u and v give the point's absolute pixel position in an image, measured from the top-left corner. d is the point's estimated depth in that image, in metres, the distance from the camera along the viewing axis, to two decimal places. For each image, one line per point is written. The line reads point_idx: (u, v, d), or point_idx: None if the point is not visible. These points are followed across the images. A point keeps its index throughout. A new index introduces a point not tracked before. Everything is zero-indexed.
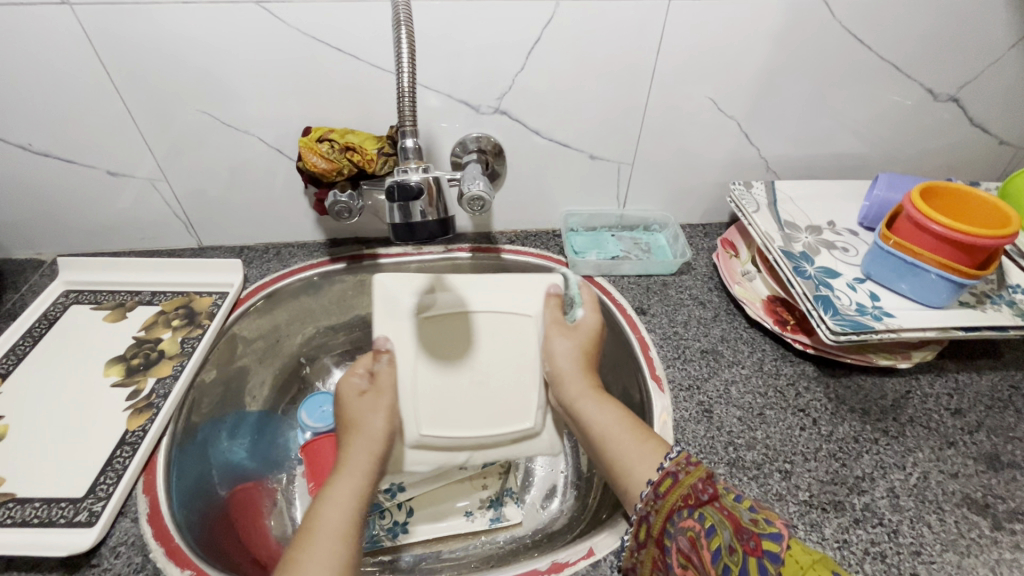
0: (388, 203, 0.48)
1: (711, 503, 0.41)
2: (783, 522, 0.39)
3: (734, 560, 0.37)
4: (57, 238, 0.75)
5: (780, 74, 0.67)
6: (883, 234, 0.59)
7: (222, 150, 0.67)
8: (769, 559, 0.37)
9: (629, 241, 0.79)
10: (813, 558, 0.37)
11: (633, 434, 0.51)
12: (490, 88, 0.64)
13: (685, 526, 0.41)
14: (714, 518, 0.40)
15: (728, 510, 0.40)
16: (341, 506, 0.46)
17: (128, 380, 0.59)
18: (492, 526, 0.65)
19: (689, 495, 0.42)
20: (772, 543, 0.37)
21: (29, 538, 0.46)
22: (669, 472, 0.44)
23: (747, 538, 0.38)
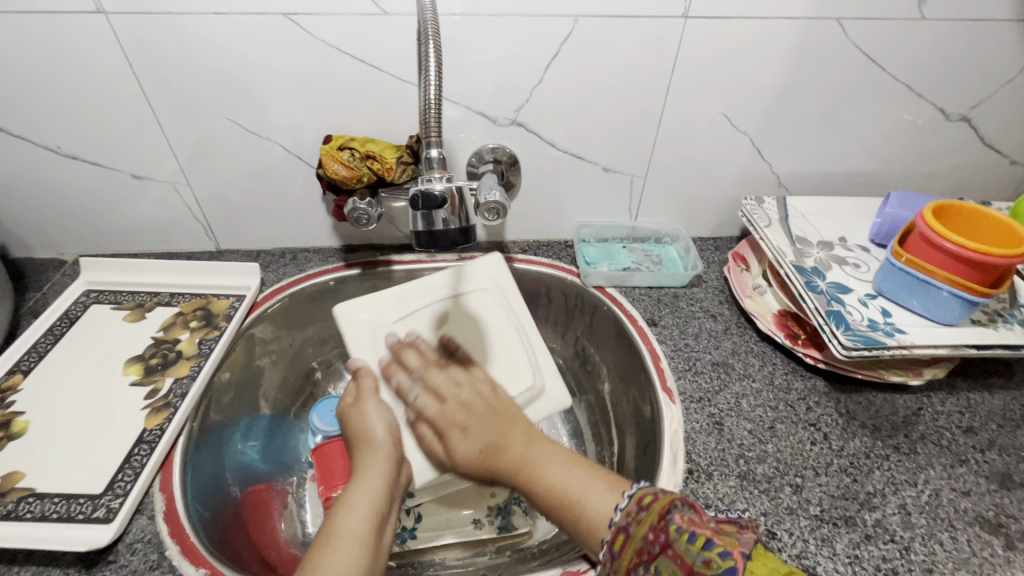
0: (411, 211, 0.49)
1: (662, 552, 0.38)
2: (736, 554, 0.36)
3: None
4: (79, 239, 0.77)
5: (792, 92, 0.68)
6: (895, 251, 0.60)
7: (244, 156, 0.68)
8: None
9: (640, 253, 0.80)
10: None
11: (582, 483, 0.47)
12: (507, 101, 0.66)
13: None
14: (667, 569, 0.37)
15: (677, 557, 0.37)
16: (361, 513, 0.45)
17: (146, 380, 0.59)
18: (499, 535, 0.64)
19: (642, 550, 0.40)
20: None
21: (48, 533, 0.46)
22: (620, 528, 0.42)
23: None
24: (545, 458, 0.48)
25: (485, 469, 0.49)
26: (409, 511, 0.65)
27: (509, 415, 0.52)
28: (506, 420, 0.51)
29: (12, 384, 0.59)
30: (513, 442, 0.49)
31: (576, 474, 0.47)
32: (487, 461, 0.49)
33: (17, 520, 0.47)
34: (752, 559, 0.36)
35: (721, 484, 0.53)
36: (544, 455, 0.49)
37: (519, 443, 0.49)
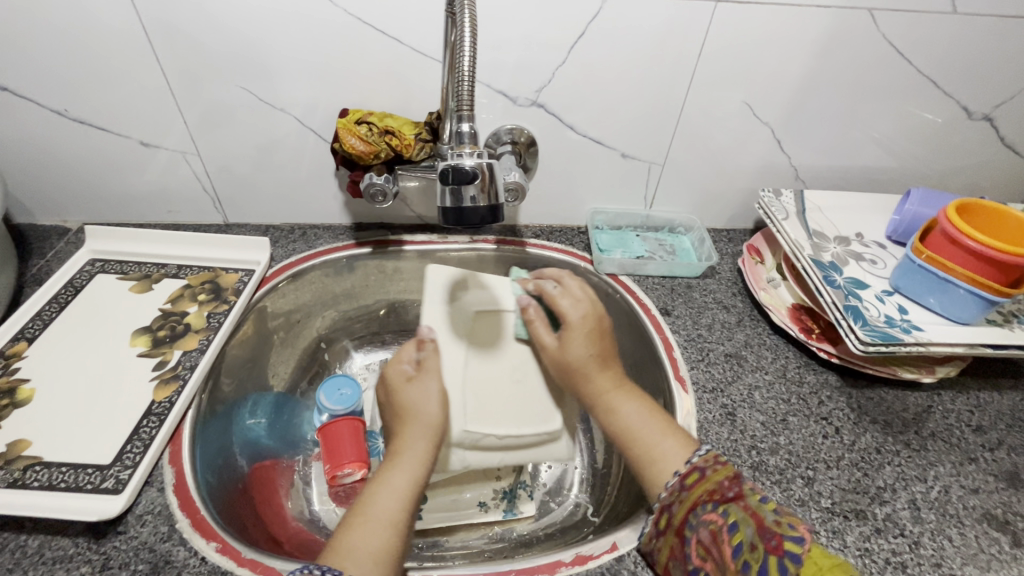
0: (440, 186, 0.48)
1: (737, 500, 0.42)
2: (805, 526, 0.40)
3: (754, 558, 0.39)
4: (84, 206, 0.75)
5: (818, 83, 0.67)
6: (916, 248, 0.60)
7: (257, 127, 0.67)
8: (790, 559, 0.37)
9: (654, 242, 0.79)
10: (834, 562, 0.37)
11: (656, 430, 0.50)
12: (529, 80, 0.64)
13: (707, 519, 0.42)
14: (738, 515, 0.41)
15: (753, 510, 0.41)
16: (395, 499, 0.45)
17: (154, 351, 0.58)
18: (504, 518, 0.64)
19: (715, 491, 0.43)
20: (794, 544, 0.38)
21: (56, 502, 0.46)
22: (694, 467, 0.46)
23: (769, 538, 0.39)
24: (628, 393, 0.53)
25: (575, 373, 0.54)
26: None
27: (609, 343, 0.56)
28: (610, 347, 0.56)
29: (17, 351, 0.57)
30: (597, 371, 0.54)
31: (650, 420, 0.51)
32: (580, 374, 0.54)
33: (24, 488, 0.46)
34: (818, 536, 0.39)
35: None
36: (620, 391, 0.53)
37: (607, 381, 0.54)
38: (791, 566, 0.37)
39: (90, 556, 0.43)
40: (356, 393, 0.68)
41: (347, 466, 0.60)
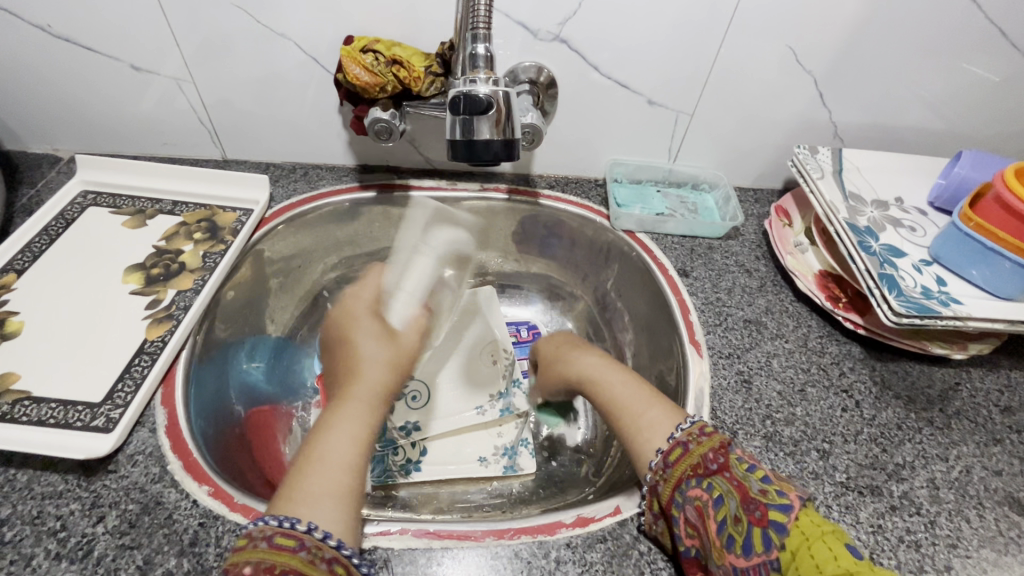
0: (451, 116, 0.46)
1: (721, 472, 0.39)
2: (796, 494, 0.36)
3: (738, 532, 0.36)
4: (76, 135, 0.71)
5: (873, 28, 0.60)
6: (964, 214, 0.55)
7: (255, 54, 0.62)
8: (774, 530, 0.34)
9: (675, 198, 0.74)
10: (824, 530, 0.34)
11: (643, 403, 0.47)
12: (552, 12, 0.58)
13: (692, 495, 0.39)
14: (722, 488, 0.38)
15: (737, 480, 0.38)
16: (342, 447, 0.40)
17: (147, 289, 0.56)
18: (504, 473, 0.62)
19: (699, 465, 0.40)
20: (780, 514, 0.35)
21: (46, 438, 0.44)
22: (677, 442, 0.42)
23: (753, 509, 0.36)
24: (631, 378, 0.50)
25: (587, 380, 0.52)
26: (414, 444, 0.63)
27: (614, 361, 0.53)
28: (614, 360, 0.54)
29: (6, 283, 0.55)
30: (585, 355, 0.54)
31: (641, 396, 0.48)
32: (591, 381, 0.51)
33: (12, 422, 0.45)
34: (809, 505, 0.36)
35: (746, 443, 0.51)
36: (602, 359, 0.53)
37: (590, 362, 0.53)
38: (775, 539, 0.34)
39: (79, 494, 0.42)
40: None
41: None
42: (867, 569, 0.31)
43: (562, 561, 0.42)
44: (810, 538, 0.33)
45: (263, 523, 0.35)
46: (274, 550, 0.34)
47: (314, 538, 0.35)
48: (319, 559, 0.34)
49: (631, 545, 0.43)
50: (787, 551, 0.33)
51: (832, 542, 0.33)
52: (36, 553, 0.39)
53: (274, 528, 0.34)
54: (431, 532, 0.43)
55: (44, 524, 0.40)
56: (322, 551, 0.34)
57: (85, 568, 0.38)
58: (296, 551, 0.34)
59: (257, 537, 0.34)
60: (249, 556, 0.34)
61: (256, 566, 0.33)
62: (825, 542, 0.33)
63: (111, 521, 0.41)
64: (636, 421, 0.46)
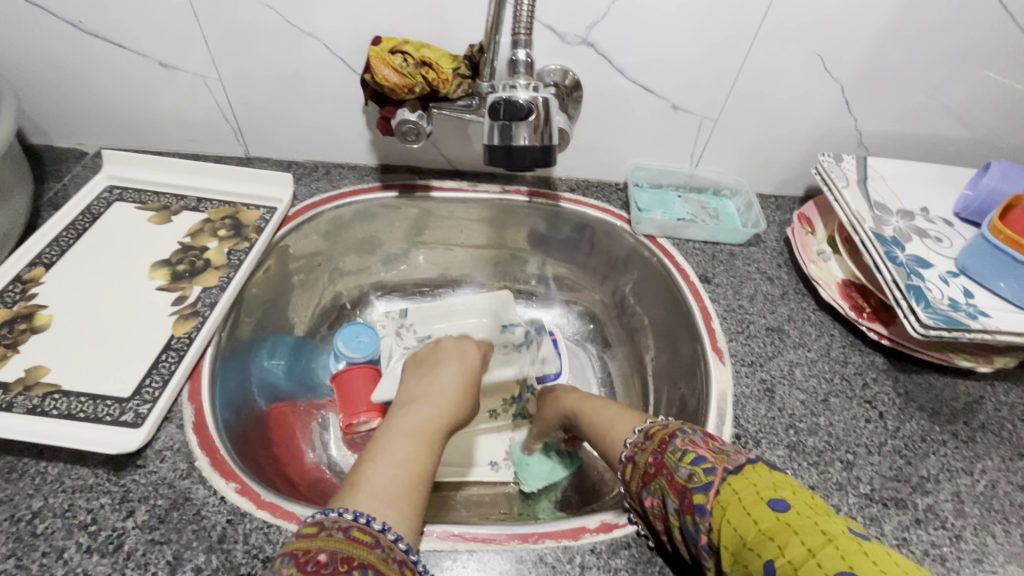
0: (491, 121, 0.47)
1: (659, 470, 0.41)
2: (719, 470, 0.38)
3: (682, 525, 0.38)
4: (102, 130, 0.72)
5: (903, 36, 0.60)
6: (994, 226, 0.55)
7: (282, 53, 0.62)
8: (699, 515, 0.37)
9: (696, 204, 0.74)
10: (743, 495, 0.35)
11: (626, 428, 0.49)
12: (580, 15, 0.58)
13: (650, 503, 0.41)
14: (663, 487, 0.40)
15: (670, 474, 0.40)
16: (404, 440, 0.42)
17: (174, 286, 0.56)
18: (515, 479, 0.64)
19: (644, 472, 0.42)
20: (702, 497, 0.37)
21: (75, 431, 0.45)
22: (626, 458, 0.44)
23: (683, 498, 0.38)
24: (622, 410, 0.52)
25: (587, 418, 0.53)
26: None
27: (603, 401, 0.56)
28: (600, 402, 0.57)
29: (34, 277, 0.56)
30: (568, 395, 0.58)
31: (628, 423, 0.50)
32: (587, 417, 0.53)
33: (42, 415, 0.45)
34: (733, 474, 0.37)
35: (769, 452, 0.50)
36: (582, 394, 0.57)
37: (578, 398, 0.56)
38: (703, 523, 0.36)
39: (109, 488, 0.42)
40: (374, 342, 0.69)
41: (361, 414, 0.61)
42: (785, 525, 0.32)
43: (587, 566, 0.42)
44: (726, 510, 0.35)
45: (339, 515, 0.35)
46: (351, 542, 0.34)
47: (388, 538, 0.35)
48: (392, 558, 0.34)
49: (655, 552, 0.43)
50: (714, 531, 0.35)
51: (751, 507, 0.34)
52: (68, 546, 0.39)
53: (352, 521, 0.35)
54: (456, 534, 0.43)
55: (75, 517, 0.41)
56: (393, 551, 0.35)
57: (116, 562, 0.39)
58: (372, 546, 0.34)
59: (331, 527, 0.35)
60: (331, 541, 0.34)
61: (332, 553, 0.33)
62: (743, 509, 0.34)
63: (140, 516, 0.41)
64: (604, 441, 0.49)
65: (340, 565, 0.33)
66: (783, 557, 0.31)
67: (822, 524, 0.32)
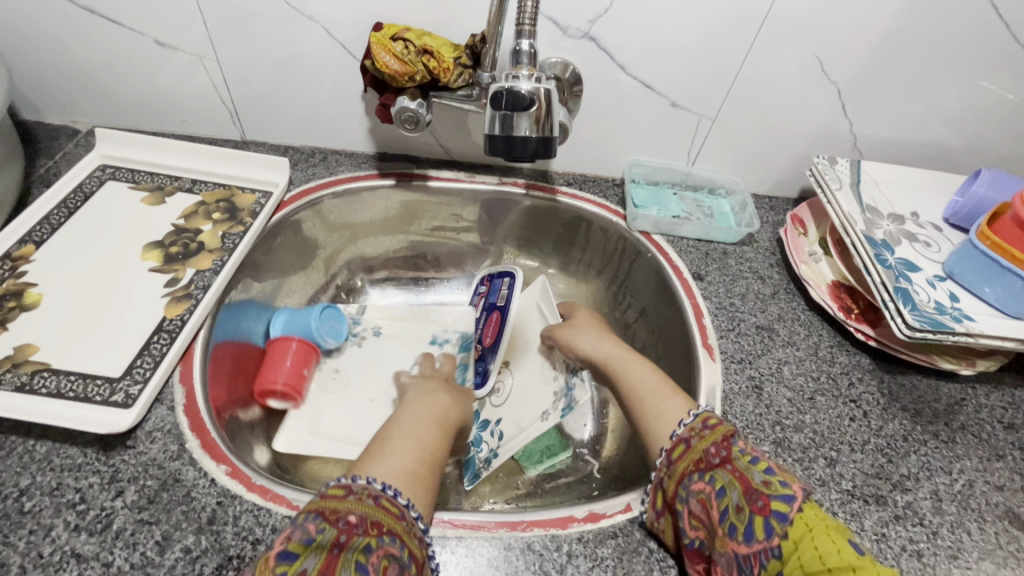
0: (494, 112, 0.47)
1: (723, 465, 0.40)
2: (798, 485, 0.37)
3: (740, 521, 0.37)
4: (96, 108, 0.71)
5: (900, 41, 0.60)
6: (981, 232, 0.57)
7: (281, 36, 0.61)
8: (777, 519, 0.36)
9: (691, 202, 0.74)
10: (826, 524, 0.35)
11: (661, 391, 0.50)
12: (584, 8, 0.58)
13: (695, 489, 0.40)
14: (724, 480, 0.39)
15: (738, 471, 0.39)
16: (419, 422, 0.47)
17: (167, 268, 0.56)
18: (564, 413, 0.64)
19: (701, 460, 0.42)
20: (783, 504, 0.36)
21: (64, 410, 0.44)
22: (680, 438, 0.44)
23: (755, 499, 0.37)
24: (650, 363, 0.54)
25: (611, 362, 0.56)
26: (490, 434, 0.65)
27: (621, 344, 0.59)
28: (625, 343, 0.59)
29: (24, 254, 0.55)
30: (598, 339, 0.60)
31: (654, 380, 0.52)
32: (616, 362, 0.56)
33: (31, 393, 0.45)
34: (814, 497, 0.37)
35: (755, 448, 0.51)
36: (601, 334, 0.60)
37: (612, 346, 0.58)
38: (778, 528, 0.36)
39: (98, 467, 0.42)
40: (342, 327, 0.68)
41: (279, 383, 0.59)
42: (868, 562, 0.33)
43: (573, 554, 0.42)
44: (814, 530, 0.35)
45: (366, 483, 0.38)
46: (380, 509, 0.36)
47: (411, 514, 0.37)
48: (414, 532, 0.37)
49: (642, 542, 0.44)
50: (788, 540, 0.35)
51: (836, 536, 0.34)
52: (56, 524, 0.39)
53: (382, 491, 0.37)
54: (446, 521, 0.44)
55: (63, 495, 0.41)
56: (414, 527, 0.37)
57: (104, 541, 0.39)
58: (400, 518, 0.36)
59: (361, 492, 0.37)
60: (345, 505, 0.36)
61: (362, 517, 0.35)
62: (828, 535, 0.34)
63: (130, 496, 0.41)
64: (656, 405, 0.49)
65: (371, 529, 0.35)
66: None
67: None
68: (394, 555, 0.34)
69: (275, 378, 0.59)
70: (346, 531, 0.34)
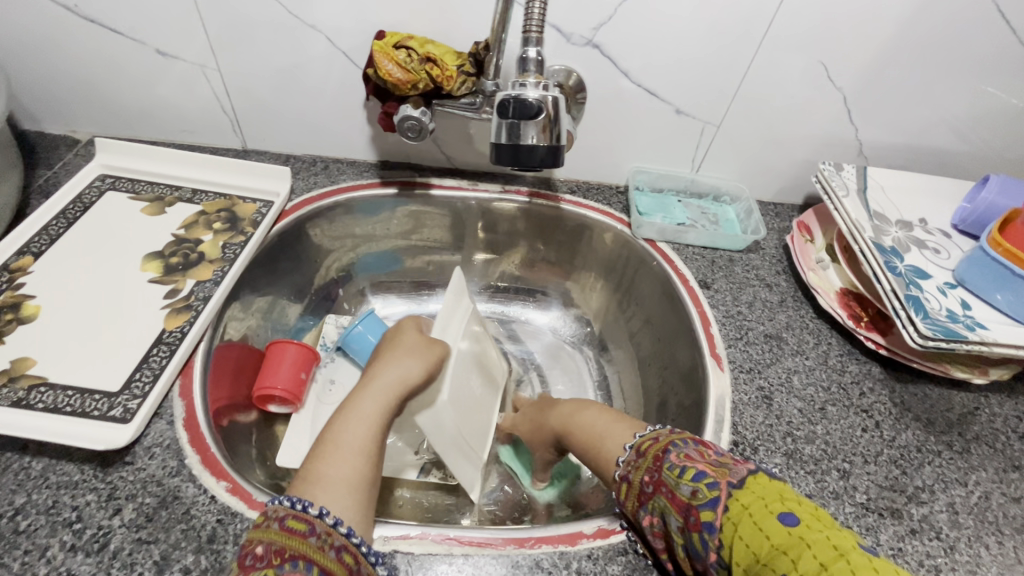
0: (500, 120, 0.47)
1: (658, 489, 0.39)
2: (726, 482, 0.37)
3: (686, 540, 0.37)
4: (96, 118, 0.70)
5: (907, 47, 0.60)
6: (993, 239, 0.56)
7: (282, 44, 0.61)
8: (707, 533, 0.35)
9: (696, 209, 0.74)
10: (754, 509, 0.34)
11: (613, 427, 0.48)
12: (588, 16, 0.58)
13: (647, 524, 0.40)
14: (661, 505, 0.39)
15: (670, 491, 0.38)
16: (377, 399, 0.45)
17: (167, 279, 0.55)
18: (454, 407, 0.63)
19: (640, 492, 0.41)
20: (710, 514, 0.35)
21: (61, 426, 0.43)
22: (620, 479, 0.42)
23: (688, 516, 0.37)
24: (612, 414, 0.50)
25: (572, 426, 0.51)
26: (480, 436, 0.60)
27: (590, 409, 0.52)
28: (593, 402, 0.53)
29: (22, 266, 0.54)
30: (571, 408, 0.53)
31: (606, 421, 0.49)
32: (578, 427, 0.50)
33: (27, 409, 0.44)
34: (740, 487, 0.36)
35: (767, 460, 0.50)
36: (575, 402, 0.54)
37: (594, 413, 0.51)
38: (711, 541, 0.35)
39: (95, 485, 0.41)
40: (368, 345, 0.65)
41: (279, 390, 0.58)
42: (798, 538, 0.32)
43: (583, 572, 0.41)
44: (740, 525, 0.34)
45: (278, 504, 0.37)
46: (285, 533, 0.35)
47: (325, 522, 0.36)
48: (328, 545, 0.35)
49: None
50: (725, 549, 0.34)
51: (761, 517, 0.33)
52: (52, 544, 0.38)
53: (288, 510, 0.36)
54: (452, 538, 0.43)
55: (60, 514, 0.40)
56: (333, 536, 0.36)
57: (101, 562, 0.38)
58: (307, 535, 0.35)
59: (270, 519, 0.36)
60: (263, 534, 0.35)
61: (268, 546, 0.34)
62: (753, 520, 0.33)
63: (127, 514, 0.40)
64: (604, 427, 0.48)
65: (274, 557, 0.34)
66: (797, 570, 0.30)
67: (833, 537, 0.31)
68: None
69: (275, 384, 0.58)
70: (253, 566, 0.34)
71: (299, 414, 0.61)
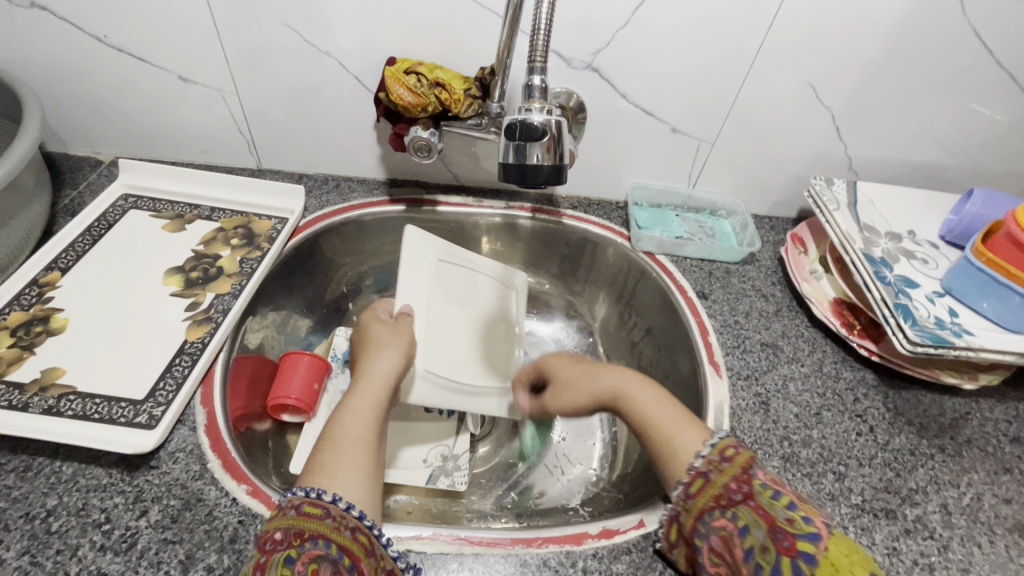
0: (507, 142, 0.50)
1: (745, 502, 0.38)
2: (823, 521, 0.35)
3: (765, 561, 0.34)
4: (118, 140, 0.74)
5: (890, 68, 0.63)
6: (977, 249, 0.58)
7: (298, 70, 0.64)
8: (805, 560, 0.33)
9: (693, 223, 0.77)
10: (852, 561, 0.33)
11: (673, 418, 0.46)
12: (587, 42, 0.61)
13: (717, 526, 0.38)
14: (748, 517, 0.37)
15: (762, 510, 0.37)
16: (371, 391, 0.48)
17: (188, 292, 0.58)
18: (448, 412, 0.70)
19: (722, 496, 0.39)
20: (809, 544, 0.33)
21: (89, 432, 0.45)
22: (699, 472, 0.41)
23: (781, 539, 0.34)
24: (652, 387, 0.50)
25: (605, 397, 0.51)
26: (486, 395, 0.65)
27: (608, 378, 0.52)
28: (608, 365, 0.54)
29: (50, 281, 0.57)
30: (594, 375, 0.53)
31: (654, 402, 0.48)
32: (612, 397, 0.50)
33: (58, 416, 0.46)
34: (836, 533, 0.35)
35: (764, 463, 0.52)
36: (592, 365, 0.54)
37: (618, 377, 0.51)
38: (805, 569, 0.33)
39: (123, 488, 0.43)
40: None
41: (291, 399, 0.59)
42: None
43: (589, 570, 0.43)
44: (842, 569, 0.32)
45: (292, 495, 0.38)
46: (302, 517, 0.37)
47: (338, 508, 0.38)
48: (344, 525, 0.37)
49: (656, 558, 0.44)
50: None
51: (862, 573, 0.32)
52: (82, 544, 0.40)
53: (304, 498, 0.38)
54: (462, 538, 0.45)
55: (90, 515, 0.42)
56: (346, 519, 0.38)
57: (129, 560, 0.40)
58: (323, 518, 0.37)
59: (286, 507, 0.38)
60: (279, 522, 0.37)
61: (287, 531, 0.36)
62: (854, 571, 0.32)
63: (154, 515, 0.42)
64: (665, 418, 0.46)
65: (293, 540, 0.36)
66: None
67: None
68: (320, 556, 0.35)
69: (288, 393, 0.60)
70: (269, 550, 0.35)
71: (311, 424, 0.62)
